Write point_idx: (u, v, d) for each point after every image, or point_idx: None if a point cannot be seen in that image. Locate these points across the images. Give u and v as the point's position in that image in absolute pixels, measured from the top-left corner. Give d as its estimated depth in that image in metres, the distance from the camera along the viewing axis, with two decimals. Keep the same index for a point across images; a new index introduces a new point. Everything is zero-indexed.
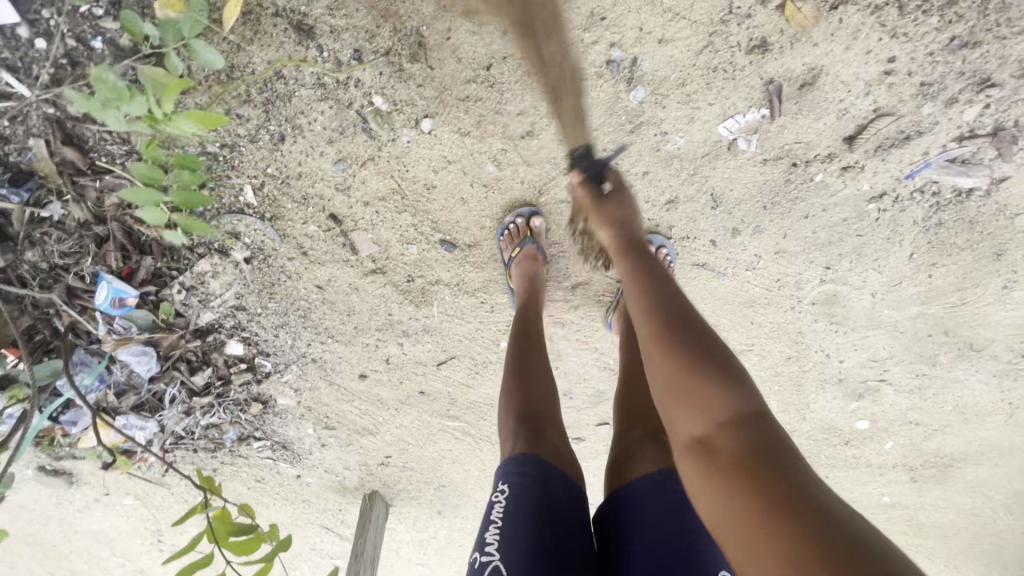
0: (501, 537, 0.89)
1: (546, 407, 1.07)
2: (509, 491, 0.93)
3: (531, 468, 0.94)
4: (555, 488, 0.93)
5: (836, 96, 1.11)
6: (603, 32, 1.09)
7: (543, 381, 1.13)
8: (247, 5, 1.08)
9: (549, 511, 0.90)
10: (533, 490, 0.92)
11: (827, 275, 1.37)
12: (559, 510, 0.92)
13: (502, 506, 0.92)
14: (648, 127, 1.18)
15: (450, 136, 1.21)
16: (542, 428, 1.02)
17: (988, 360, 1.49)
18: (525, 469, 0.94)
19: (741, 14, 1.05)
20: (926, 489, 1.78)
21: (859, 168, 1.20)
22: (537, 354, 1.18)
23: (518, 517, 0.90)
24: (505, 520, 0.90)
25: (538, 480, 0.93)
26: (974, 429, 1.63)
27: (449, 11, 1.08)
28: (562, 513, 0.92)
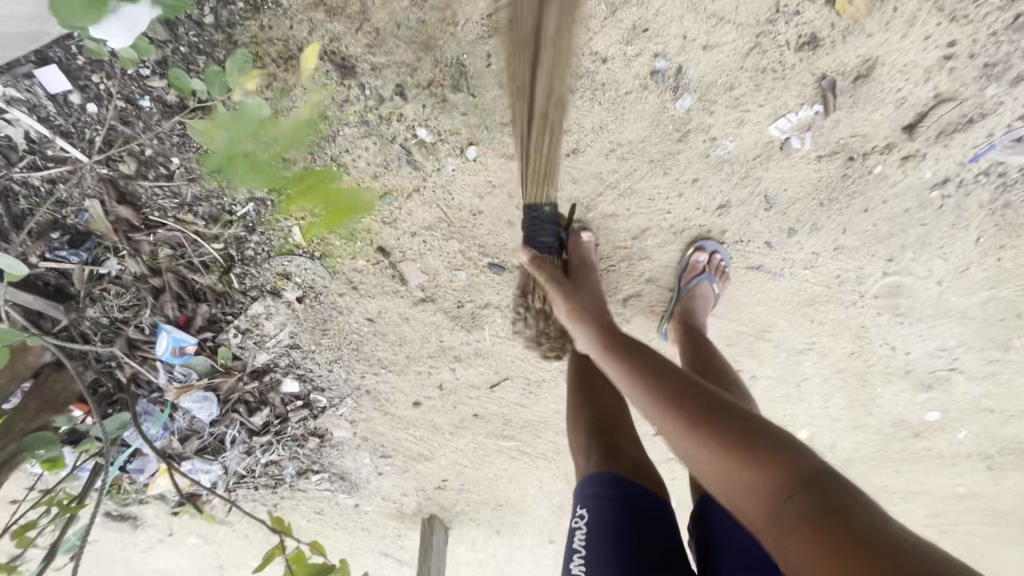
0: (587, 566, 0.87)
1: (616, 420, 1.04)
2: (590, 515, 0.90)
3: (610, 487, 0.91)
4: (639, 506, 0.89)
5: (894, 85, 1.07)
6: (645, 43, 1.07)
7: (611, 393, 1.10)
8: (288, 51, 1.09)
9: (635, 532, 0.86)
10: (615, 512, 0.88)
11: (889, 267, 1.32)
12: (647, 529, 0.87)
13: (583, 534, 0.89)
14: (696, 133, 1.16)
15: (496, 160, 1.20)
16: (617, 443, 0.99)
17: None
18: (604, 490, 0.91)
19: (788, 12, 1.02)
20: (1003, 477, 1.71)
21: (920, 156, 1.15)
22: (599, 363, 1.16)
23: (602, 544, 0.86)
24: (590, 548, 0.88)
25: (619, 500, 0.89)
26: None
27: (489, 38, 1.07)
28: (648, 533, 0.86)
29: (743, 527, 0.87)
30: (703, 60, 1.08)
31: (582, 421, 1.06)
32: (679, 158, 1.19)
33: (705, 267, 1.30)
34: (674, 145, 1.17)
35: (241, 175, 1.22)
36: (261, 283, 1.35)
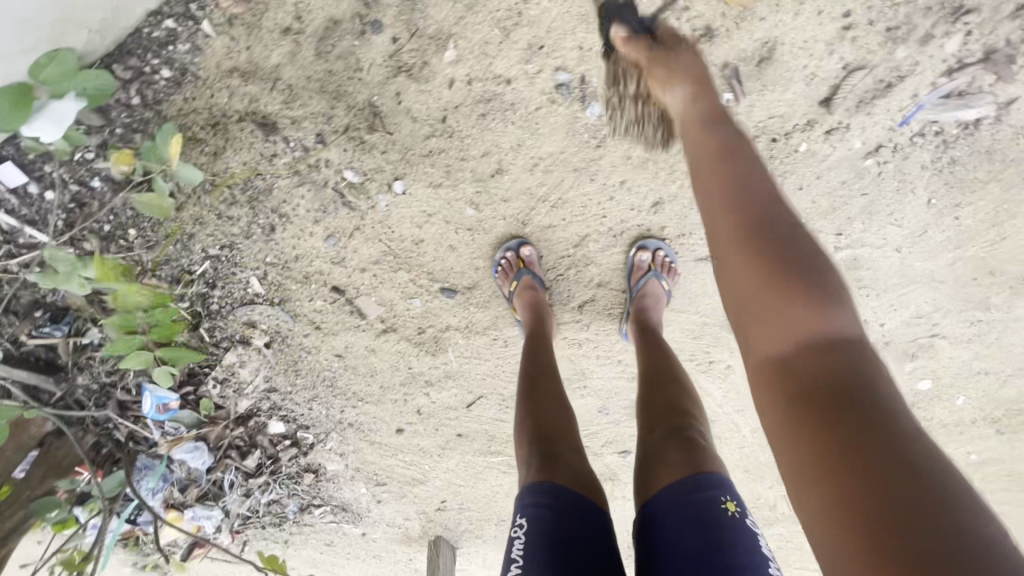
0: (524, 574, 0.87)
1: (560, 432, 1.05)
2: (529, 524, 0.91)
3: (549, 498, 0.92)
4: (576, 515, 0.91)
5: (798, 63, 1.07)
6: (544, 60, 1.09)
7: (559, 405, 1.12)
8: (213, 117, 1.15)
9: (570, 540, 0.88)
10: (553, 521, 0.90)
11: (840, 242, 1.29)
12: (580, 537, 0.89)
13: (521, 544, 0.89)
14: (613, 138, 1.17)
15: (425, 190, 1.24)
16: (558, 454, 1.00)
17: None
18: (544, 500, 0.92)
19: (677, 8, 1.04)
20: (1017, 441, 1.62)
21: (845, 128, 1.14)
22: (548, 378, 1.19)
23: (540, 554, 0.87)
24: (527, 554, 0.88)
25: (558, 511, 0.91)
26: None
27: (395, 78, 1.11)
28: (583, 544, 0.88)
29: (674, 536, 0.90)
30: (604, 67, 1.10)
31: (529, 433, 1.07)
32: (601, 163, 1.20)
33: (650, 266, 1.30)
34: (594, 152, 1.19)
35: (193, 237, 1.29)
36: (230, 334, 1.42)
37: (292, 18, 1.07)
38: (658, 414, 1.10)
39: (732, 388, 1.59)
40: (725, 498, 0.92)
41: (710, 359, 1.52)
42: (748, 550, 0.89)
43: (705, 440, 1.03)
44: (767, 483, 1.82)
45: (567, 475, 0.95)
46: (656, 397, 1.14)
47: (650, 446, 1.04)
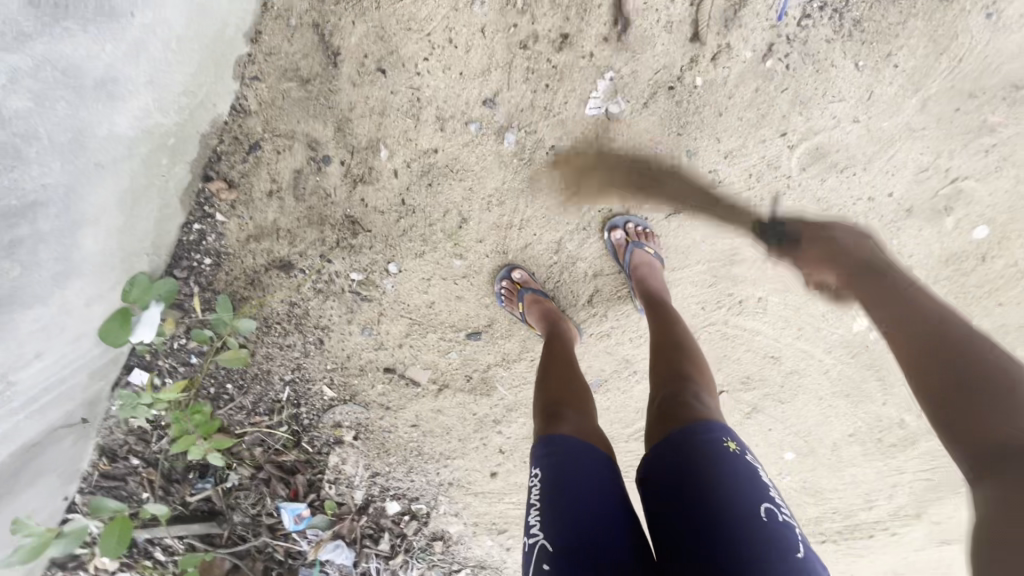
0: (542, 516, 0.86)
1: (567, 395, 1.06)
2: (542, 473, 0.91)
3: (563, 447, 0.92)
4: (587, 460, 0.90)
5: (652, 21, 1.22)
6: (454, 121, 1.32)
7: (567, 379, 1.13)
8: (251, 276, 1.48)
9: (582, 483, 0.87)
10: (564, 467, 0.89)
11: (791, 140, 1.33)
12: (593, 481, 0.87)
13: (537, 488, 0.89)
14: (538, 152, 1.34)
15: (415, 261, 1.47)
16: (563, 417, 0.99)
17: None
18: (558, 449, 0.92)
19: (531, 33, 1.23)
20: None
21: (727, 48, 1.24)
22: (558, 362, 1.22)
23: (556, 494, 0.86)
24: (543, 501, 0.87)
25: (574, 457, 0.90)
26: None
27: (356, 189, 1.38)
28: (590, 480, 0.88)
29: (678, 478, 0.83)
30: (501, 104, 1.30)
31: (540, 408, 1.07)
32: (540, 175, 1.37)
33: (627, 240, 1.39)
34: (528, 170, 1.36)
35: (270, 371, 1.60)
36: (326, 438, 1.70)
37: (270, 182, 1.38)
38: (663, 376, 1.03)
39: (778, 318, 1.56)
40: (728, 439, 0.87)
41: (737, 298, 1.53)
42: (757, 486, 0.82)
43: (704, 399, 0.95)
44: (879, 398, 1.69)
45: (578, 430, 0.95)
46: (662, 360, 1.08)
47: (656, 408, 0.96)
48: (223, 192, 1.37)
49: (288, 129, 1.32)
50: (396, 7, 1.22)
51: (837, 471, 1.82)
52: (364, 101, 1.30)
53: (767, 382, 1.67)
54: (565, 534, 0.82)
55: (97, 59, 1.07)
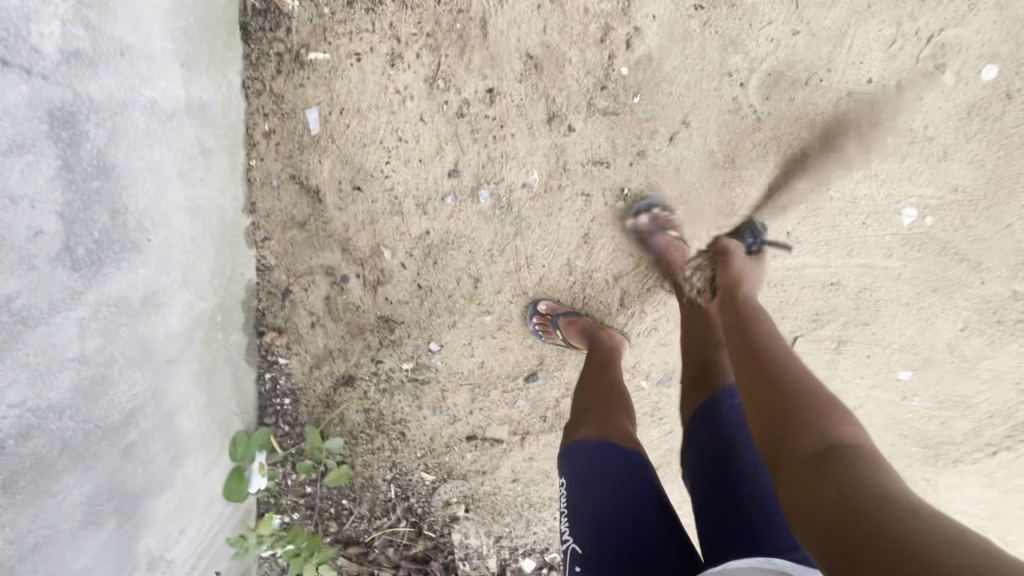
0: (569, 516, 1.09)
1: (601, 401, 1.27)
2: (567, 479, 1.14)
3: (583, 452, 1.13)
4: (601, 459, 1.11)
5: (562, 43, 1.27)
6: (432, 201, 1.44)
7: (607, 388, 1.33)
8: (326, 398, 1.65)
9: (596, 482, 1.07)
10: (581, 471, 1.11)
11: (741, 79, 1.31)
12: (604, 478, 1.08)
13: (566, 492, 1.13)
14: (513, 195, 1.42)
15: (452, 332, 1.57)
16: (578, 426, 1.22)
17: None
18: (578, 453, 1.14)
19: (462, 101, 1.33)
20: None
21: (639, 32, 1.27)
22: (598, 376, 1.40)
23: (576, 493, 1.09)
24: (571, 502, 1.10)
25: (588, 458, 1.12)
26: None
27: (378, 292, 1.53)
28: (602, 481, 1.07)
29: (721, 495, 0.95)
30: (463, 170, 1.40)
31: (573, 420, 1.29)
32: (524, 213, 1.44)
33: (653, 226, 1.41)
34: (512, 213, 1.44)
35: (372, 475, 1.74)
36: (443, 519, 1.78)
37: (309, 315, 1.56)
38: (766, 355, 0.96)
39: (818, 244, 1.48)
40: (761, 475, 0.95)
41: (764, 242, 1.48)
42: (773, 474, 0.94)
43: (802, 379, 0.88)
44: (976, 280, 1.51)
45: (591, 430, 1.15)
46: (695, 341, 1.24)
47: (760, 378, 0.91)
48: (277, 339, 1.57)
49: (306, 267, 1.51)
50: (348, 133, 1.38)
51: (970, 373, 1.62)
52: (354, 219, 1.47)
53: (841, 312, 1.55)
54: (586, 526, 1.03)
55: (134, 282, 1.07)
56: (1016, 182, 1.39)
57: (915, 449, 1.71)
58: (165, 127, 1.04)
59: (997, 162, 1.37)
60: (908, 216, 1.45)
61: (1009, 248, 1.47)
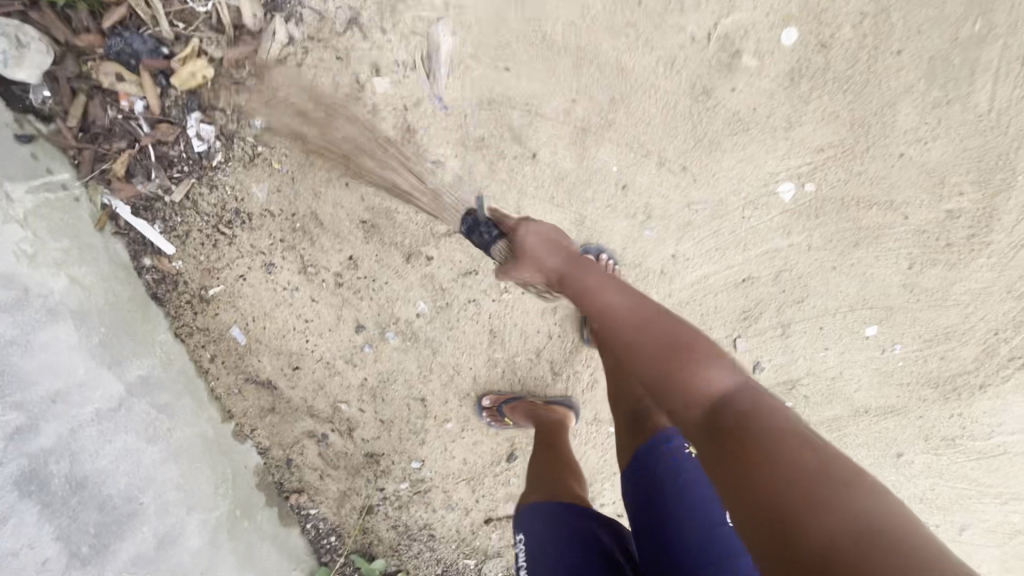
0: (529, 571, 1.06)
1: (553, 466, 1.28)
2: (526, 536, 1.11)
3: (539, 509, 1.13)
4: (562, 510, 1.10)
5: (382, 199, 1.39)
6: (355, 355, 1.63)
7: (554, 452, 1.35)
8: (360, 528, 1.90)
9: (558, 535, 1.06)
10: (541, 523, 1.10)
11: (550, 154, 1.34)
12: (565, 527, 1.07)
13: (524, 547, 1.09)
14: (414, 326, 1.57)
15: (426, 446, 1.75)
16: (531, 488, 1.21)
17: None
18: (536, 512, 1.13)
19: (334, 274, 1.51)
20: None
21: (440, 160, 1.35)
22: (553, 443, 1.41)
23: (538, 546, 1.07)
24: (530, 559, 1.07)
25: (547, 512, 1.12)
26: None
27: (353, 436, 1.75)
28: (563, 528, 1.07)
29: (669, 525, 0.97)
30: (366, 323, 1.58)
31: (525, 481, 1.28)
32: (431, 335, 1.58)
33: (597, 269, 1.40)
34: (421, 338, 1.59)
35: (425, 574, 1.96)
36: None
37: (315, 471, 1.81)
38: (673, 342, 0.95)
39: (708, 253, 1.44)
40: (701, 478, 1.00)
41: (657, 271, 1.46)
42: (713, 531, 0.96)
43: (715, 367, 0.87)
44: (898, 215, 1.37)
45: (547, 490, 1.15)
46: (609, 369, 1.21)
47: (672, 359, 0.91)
48: (300, 498, 1.83)
49: (292, 438, 1.76)
50: (267, 332, 1.61)
51: (944, 302, 1.47)
52: (307, 390, 1.70)
53: (769, 300, 1.49)
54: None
55: (143, 542, 1.36)
56: (885, 115, 1.27)
57: (923, 391, 1.58)
58: (117, 421, 1.34)
59: (851, 107, 1.27)
60: (787, 191, 1.36)
61: (917, 174, 1.33)
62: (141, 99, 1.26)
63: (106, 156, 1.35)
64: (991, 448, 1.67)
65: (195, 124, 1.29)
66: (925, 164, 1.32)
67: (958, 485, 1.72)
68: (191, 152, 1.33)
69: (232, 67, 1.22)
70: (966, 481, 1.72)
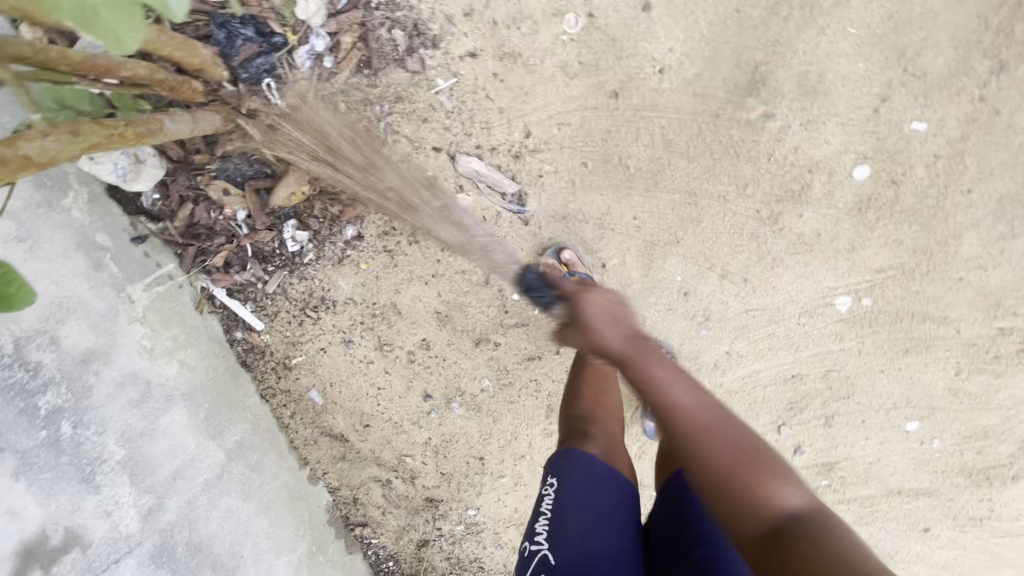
0: (548, 530, 0.97)
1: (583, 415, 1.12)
2: (558, 484, 1.00)
3: (580, 464, 1.01)
4: (607, 480, 1.00)
5: (458, 293, 1.48)
6: (421, 417, 1.74)
7: (597, 389, 1.17)
8: (417, 556, 1.99)
9: (594, 504, 0.98)
10: (580, 484, 0.99)
11: (616, 263, 1.42)
12: (605, 497, 0.99)
13: (551, 499, 0.99)
14: (477, 398, 1.70)
15: (481, 495, 1.89)
16: (590, 434, 1.07)
17: (775, 52, 1.18)
18: (576, 465, 1.01)
19: (409, 348, 1.60)
20: None
21: (512, 264, 1.43)
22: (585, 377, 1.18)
23: (569, 510, 0.97)
24: (555, 512, 0.98)
25: (593, 471, 1.01)
26: (908, 22, 1.15)
27: (415, 481, 1.85)
28: (599, 498, 0.99)
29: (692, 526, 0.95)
30: (433, 393, 1.69)
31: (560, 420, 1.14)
32: (492, 405, 1.71)
33: None
34: (481, 407, 1.71)
35: None
36: None
37: (379, 507, 1.88)
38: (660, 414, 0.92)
39: (762, 352, 1.51)
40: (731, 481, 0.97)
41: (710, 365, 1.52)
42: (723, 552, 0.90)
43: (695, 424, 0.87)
44: (949, 325, 1.43)
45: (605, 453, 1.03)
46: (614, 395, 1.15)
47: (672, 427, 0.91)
48: (364, 529, 1.91)
49: (360, 480, 1.82)
50: (342, 395, 1.69)
51: (987, 404, 1.54)
52: (375, 443, 1.78)
53: (815, 395, 1.56)
54: (570, 541, 0.95)
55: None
56: (948, 245, 1.32)
57: (958, 478, 1.66)
58: (220, 482, 1.49)
59: (915, 235, 1.31)
60: (843, 304, 1.43)
61: (974, 294, 1.38)
62: (243, 211, 1.37)
63: (207, 251, 1.43)
64: (1018, 528, 1.73)
65: (292, 230, 1.40)
66: (982, 287, 1.36)
67: (979, 557, 1.77)
68: (285, 250, 1.43)
69: (328, 186, 1.33)
70: (988, 553, 1.76)
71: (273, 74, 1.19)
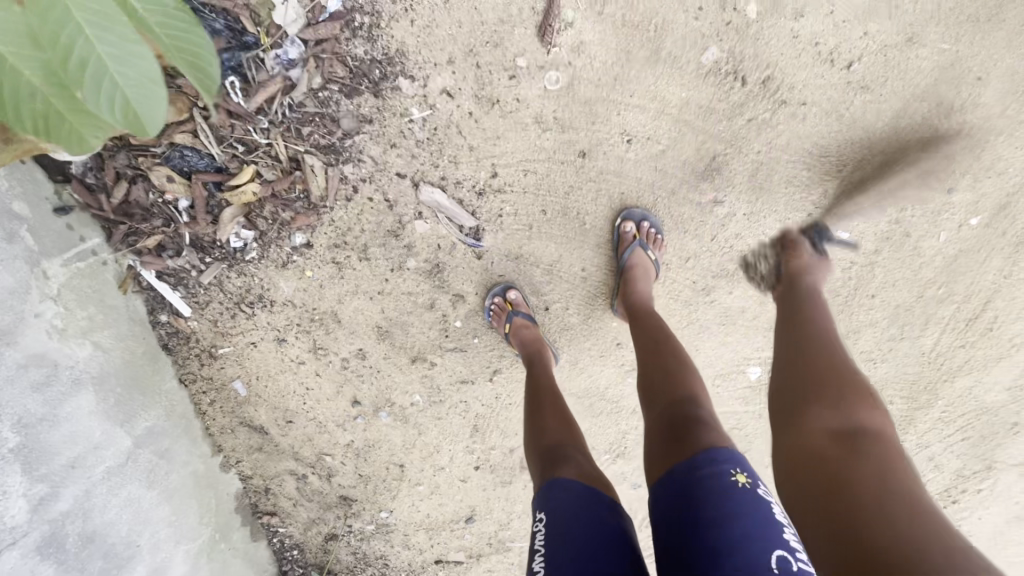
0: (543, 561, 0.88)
1: (553, 439, 1.12)
2: (545, 516, 0.94)
3: (562, 489, 0.96)
4: (594, 498, 0.95)
5: (402, 312, 1.48)
6: (345, 422, 1.74)
7: (561, 417, 1.19)
8: (322, 549, 2.00)
9: (586, 521, 0.90)
10: (567, 507, 0.93)
11: (558, 307, 1.48)
12: (597, 516, 0.91)
13: (541, 533, 0.93)
14: (405, 410, 1.71)
15: (395, 499, 1.92)
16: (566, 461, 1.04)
17: (733, 145, 1.27)
18: (558, 492, 0.97)
19: (343, 357, 1.59)
20: (952, 183, 1.28)
21: (459, 293, 1.46)
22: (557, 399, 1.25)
23: (560, 534, 0.89)
24: (547, 541, 0.90)
25: (578, 491, 0.96)
26: (851, 145, 1.26)
27: (331, 480, 1.85)
28: (589, 515, 0.91)
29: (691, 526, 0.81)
30: (363, 400, 1.69)
31: (533, 455, 1.13)
32: (419, 418, 1.73)
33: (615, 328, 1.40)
34: (409, 419, 1.73)
35: None
36: None
37: (291, 500, 1.87)
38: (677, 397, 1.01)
39: None
40: (736, 470, 0.84)
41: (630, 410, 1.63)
42: (768, 524, 0.80)
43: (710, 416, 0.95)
44: None
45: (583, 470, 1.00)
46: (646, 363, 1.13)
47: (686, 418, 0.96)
48: (273, 518, 1.90)
49: (275, 472, 1.81)
50: (268, 390, 1.65)
51: None
52: (296, 439, 1.76)
53: None
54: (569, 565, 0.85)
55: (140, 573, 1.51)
56: (849, 338, 1.47)
57: None
58: (125, 470, 1.44)
59: None
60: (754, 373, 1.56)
61: None
62: (185, 200, 1.31)
63: (139, 231, 1.36)
64: None
65: (237, 228, 1.34)
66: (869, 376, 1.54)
67: None
68: (227, 245, 1.37)
69: (283, 191, 1.28)
70: None
71: (237, 73, 1.15)
